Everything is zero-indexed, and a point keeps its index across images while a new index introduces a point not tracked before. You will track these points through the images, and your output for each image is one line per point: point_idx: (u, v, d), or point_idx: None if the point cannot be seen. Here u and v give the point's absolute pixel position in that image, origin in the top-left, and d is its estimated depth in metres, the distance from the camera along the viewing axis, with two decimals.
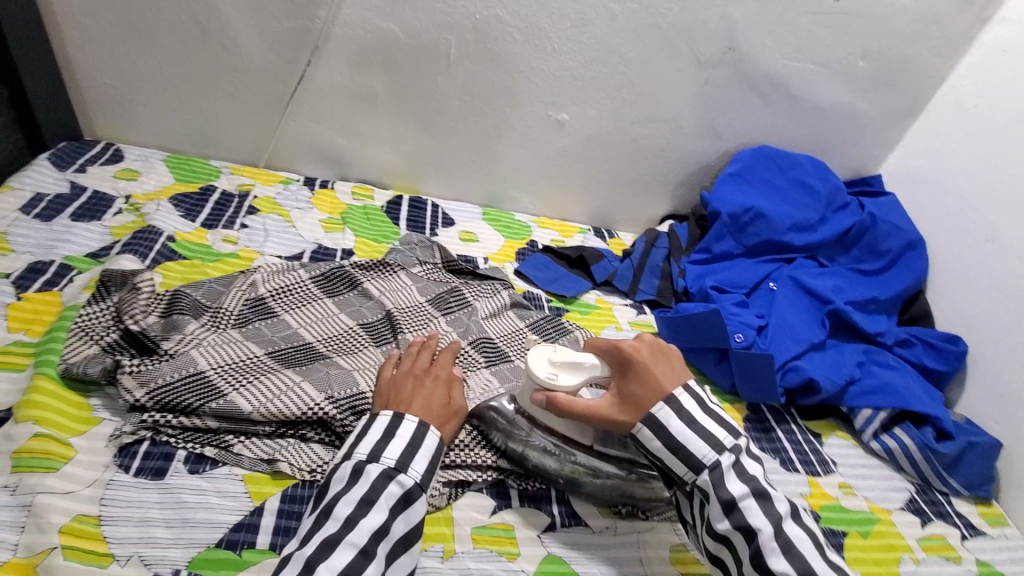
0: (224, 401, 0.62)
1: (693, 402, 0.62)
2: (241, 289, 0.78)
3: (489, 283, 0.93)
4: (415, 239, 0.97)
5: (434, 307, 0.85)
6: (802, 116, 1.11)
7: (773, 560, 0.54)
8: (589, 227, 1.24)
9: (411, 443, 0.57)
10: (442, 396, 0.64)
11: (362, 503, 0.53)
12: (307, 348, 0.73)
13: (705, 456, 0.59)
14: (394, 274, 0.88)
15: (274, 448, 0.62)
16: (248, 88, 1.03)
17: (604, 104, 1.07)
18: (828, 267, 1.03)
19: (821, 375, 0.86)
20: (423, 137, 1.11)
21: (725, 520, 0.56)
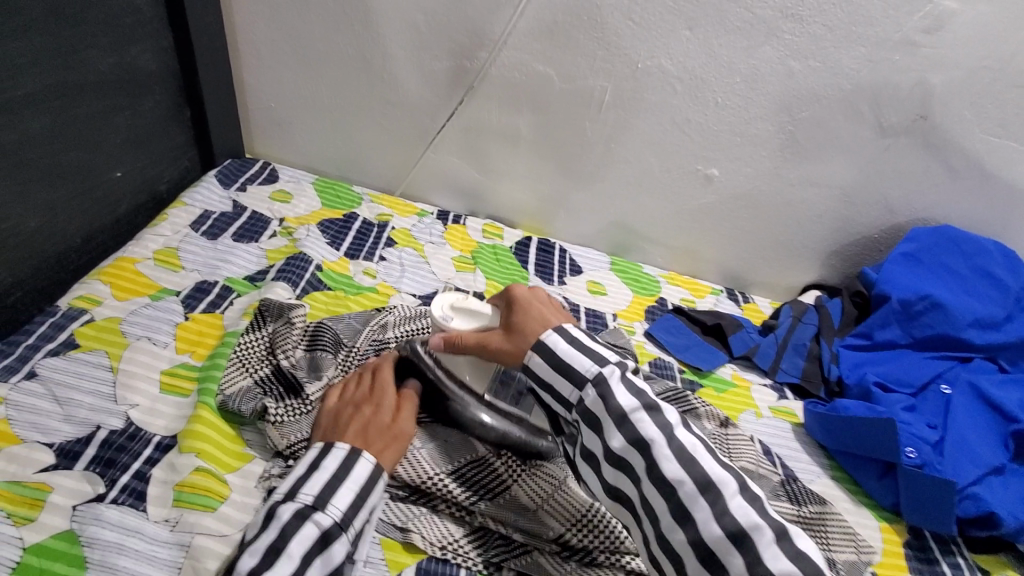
0: None
1: (580, 332, 0.59)
2: (372, 329, 0.77)
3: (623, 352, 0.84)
4: None
5: None
6: (997, 195, 0.96)
7: (665, 466, 0.49)
8: (720, 287, 1.16)
9: (336, 475, 0.51)
10: (382, 421, 0.57)
11: (268, 554, 0.45)
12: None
13: (588, 370, 0.55)
14: None
15: (408, 515, 0.64)
16: (398, 121, 1.06)
17: (761, 163, 0.99)
18: (1013, 374, 0.89)
19: (1004, 508, 0.74)
20: (559, 180, 1.08)
21: (617, 435, 0.52)
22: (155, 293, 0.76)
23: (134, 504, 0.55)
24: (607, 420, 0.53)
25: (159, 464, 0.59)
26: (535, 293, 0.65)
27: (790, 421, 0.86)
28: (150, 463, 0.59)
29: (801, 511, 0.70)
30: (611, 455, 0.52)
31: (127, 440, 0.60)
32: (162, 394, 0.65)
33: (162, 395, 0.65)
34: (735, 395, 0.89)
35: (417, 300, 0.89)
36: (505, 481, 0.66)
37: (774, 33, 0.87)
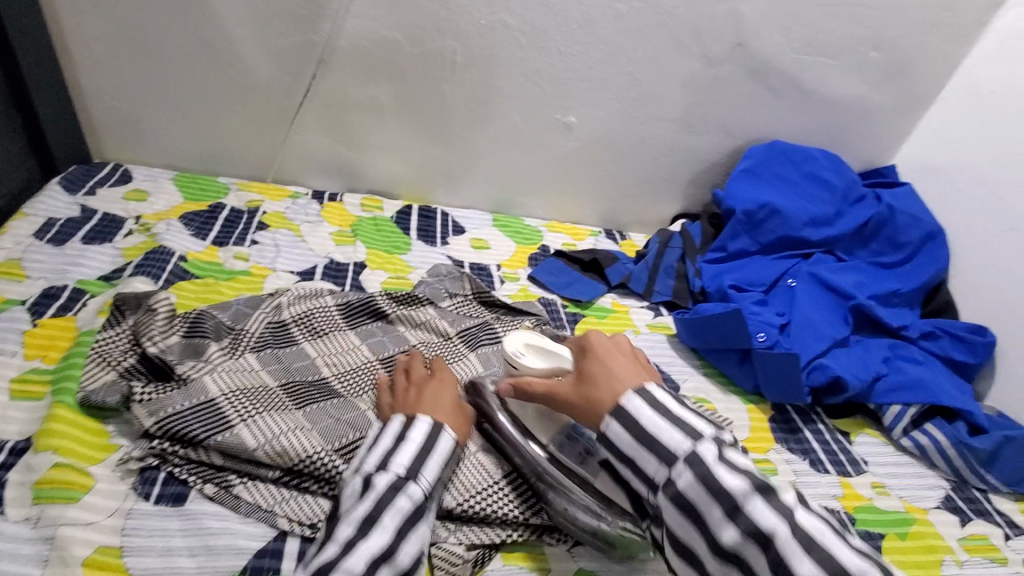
0: (230, 435, 0.61)
1: (667, 395, 0.56)
2: (265, 312, 0.78)
3: (523, 318, 0.90)
4: (444, 269, 0.94)
5: (464, 343, 0.83)
6: (814, 108, 1.09)
7: (748, 501, 0.47)
8: (600, 229, 1.24)
9: (422, 449, 0.57)
10: (451, 399, 0.65)
11: (364, 522, 0.50)
12: (325, 386, 0.71)
13: (679, 445, 0.52)
14: (420, 307, 0.86)
15: (276, 498, 0.59)
16: (255, 105, 1.03)
17: (611, 104, 1.07)
18: (847, 261, 1.01)
19: (847, 372, 0.83)
20: (430, 146, 1.10)
21: (685, 472, 0.51)
22: None
23: None
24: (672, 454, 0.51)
25: (16, 467, 0.57)
26: (619, 347, 0.62)
27: (666, 334, 0.95)
28: (5, 468, 0.56)
29: None
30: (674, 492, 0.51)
31: None
32: (14, 401, 0.62)
33: (14, 402, 0.62)
34: (615, 319, 0.96)
35: (295, 276, 0.88)
36: None
37: None
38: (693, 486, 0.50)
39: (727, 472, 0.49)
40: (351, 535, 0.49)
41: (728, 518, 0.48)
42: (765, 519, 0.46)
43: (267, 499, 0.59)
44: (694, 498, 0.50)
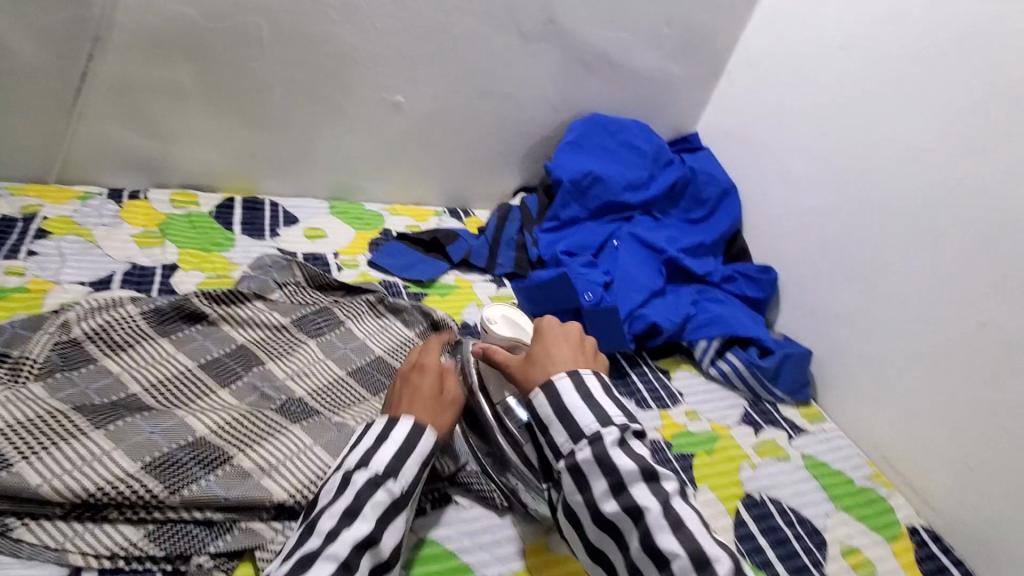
0: (9, 472, 0.53)
1: (596, 383, 0.62)
2: (49, 332, 0.68)
3: (362, 298, 0.87)
4: (269, 260, 0.89)
5: (301, 331, 0.79)
6: (625, 81, 1.19)
7: (660, 537, 0.52)
8: (444, 208, 1.25)
9: (403, 449, 0.58)
10: (433, 388, 0.64)
11: (346, 515, 0.53)
12: (132, 402, 0.64)
13: (587, 425, 0.57)
14: (247, 303, 0.79)
15: (67, 534, 0.53)
16: (17, 92, 0.88)
17: (437, 82, 1.07)
18: (662, 220, 1.13)
19: (662, 318, 0.94)
20: (249, 131, 1.02)
21: (612, 500, 0.55)
22: None
23: None
24: (595, 470, 0.56)
25: None
26: (564, 331, 0.67)
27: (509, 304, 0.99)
28: None
29: None
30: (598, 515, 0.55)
31: None
32: None
33: None
34: (457, 295, 0.98)
35: (88, 287, 0.78)
36: (226, 454, 0.61)
37: None
38: (620, 514, 0.54)
39: (666, 532, 0.53)
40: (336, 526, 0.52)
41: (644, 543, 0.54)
42: (682, 548, 0.53)
43: (53, 537, 0.53)
44: (619, 525, 0.55)
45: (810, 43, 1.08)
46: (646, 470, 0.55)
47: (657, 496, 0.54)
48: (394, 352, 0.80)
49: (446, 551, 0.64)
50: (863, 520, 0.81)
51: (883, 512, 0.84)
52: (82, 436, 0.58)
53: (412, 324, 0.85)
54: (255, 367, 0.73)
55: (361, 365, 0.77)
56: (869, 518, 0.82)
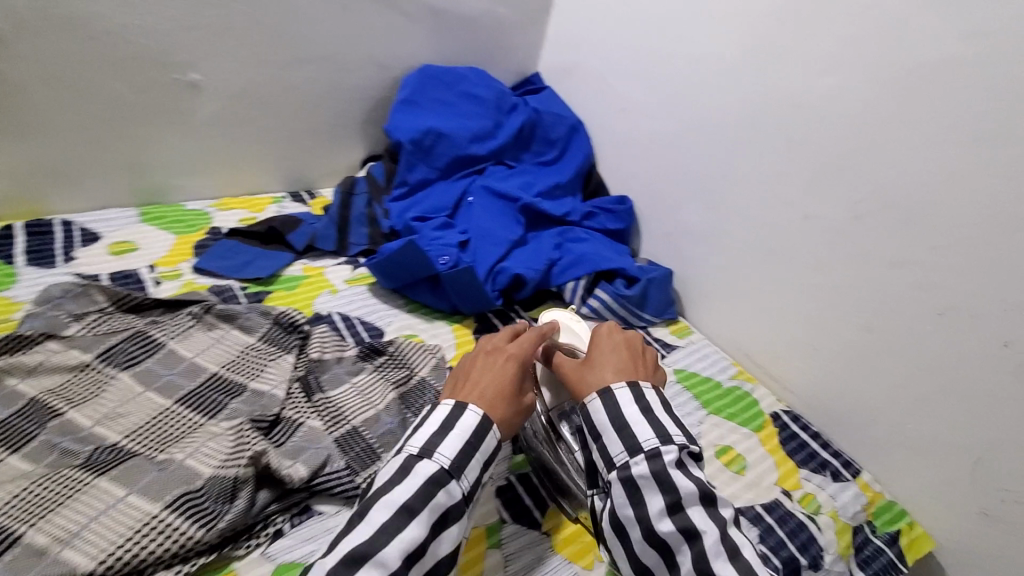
0: None
1: (656, 397, 0.60)
2: None
3: (185, 312, 0.76)
4: (59, 291, 0.74)
5: (110, 364, 0.68)
6: (453, 28, 1.13)
7: (717, 565, 0.51)
8: (285, 194, 1.13)
9: (469, 441, 0.55)
10: (509, 373, 0.61)
11: (402, 510, 0.49)
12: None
13: (646, 441, 0.56)
14: (35, 348, 0.67)
15: None
16: None
17: (238, 53, 0.95)
18: (515, 167, 1.10)
19: (526, 268, 0.92)
20: (11, 142, 0.85)
21: (668, 521, 0.53)
22: None
23: None
24: (654, 490, 0.54)
25: None
26: (620, 339, 0.66)
27: (367, 284, 0.93)
28: None
29: (413, 374, 0.76)
30: (653, 535, 0.53)
31: None
32: None
33: None
34: (307, 285, 0.90)
35: None
36: (15, 533, 0.51)
37: None
38: (674, 534, 0.53)
39: (699, 516, 0.53)
40: (386, 522, 0.49)
41: (666, 512, 0.53)
42: (699, 521, 0.53)
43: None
44: (671, 546, 0.53)
45: None
46: (706, 491, 0.54)
47: (715, 521, 0.53)
48: (231, 365, 0.71)
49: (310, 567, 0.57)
50: (733, 418, 0.87)
51: (749, 406, 0.90)
52: None
53: (252, 330, 0.76)
54: (52, 419, 0.61)
55: (190, 389, 0.68)
56: (737, 416, 0.88)
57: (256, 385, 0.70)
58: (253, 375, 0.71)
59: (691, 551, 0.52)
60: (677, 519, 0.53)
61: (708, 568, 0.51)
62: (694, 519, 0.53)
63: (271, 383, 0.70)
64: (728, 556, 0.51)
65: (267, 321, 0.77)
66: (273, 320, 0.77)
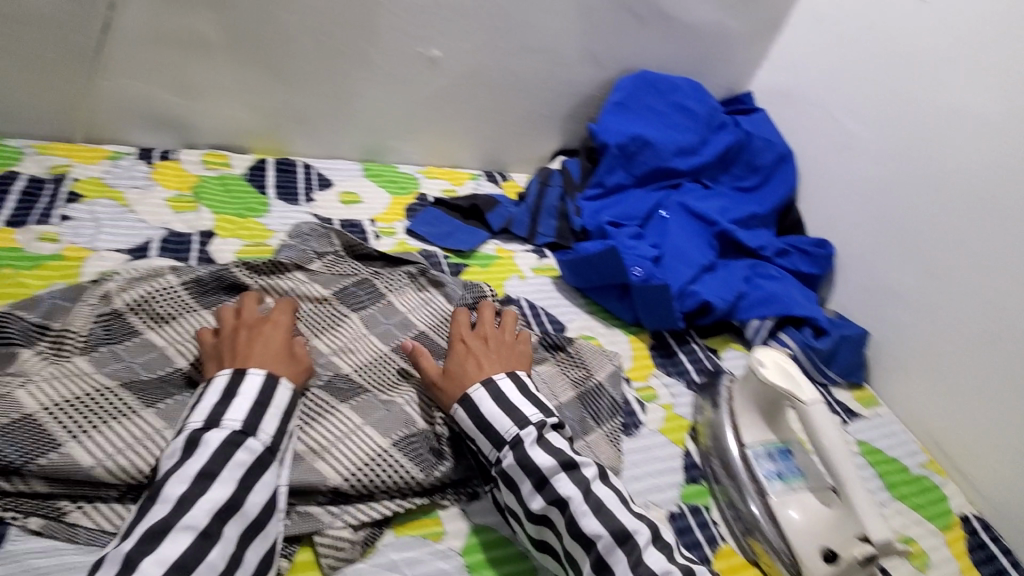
0: (59, 456, 0.53)
1: (511, 385, 0.65)
2: (91, 303, 0.66)
3: (403, 269, 0.84)
4: (307, 228, 0.85)
5: (341, 303, 0.77)
6: (677, 36, 1.10)
7: (584, 523, 0.55)
8: (480, 171, 1.19)
9: (258, 402, 0.56)
10: (282, 344, 0.63)
11: (198, 478, 0.50)
12: (177, 377, 0.63)
13: (507, 430, 0.61)
14: (286, 274, 0.77)
15: (123, 517, 0.54)
16: (37, 43, 0.82)
17: (478, 36, 0.99)
18: (712, 188, 1.07)
19: (716, 296, 0.89)
20: (279, 89, 0.97)
21: (537, 497, 0.58)
22: None
23: None
24: (524, 480, 0.59)
25: None
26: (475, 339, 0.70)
27: (552, 276, 0.95)
28: None
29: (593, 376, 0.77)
30: (529, 512, 0.59)
31: None
32: None
33: None
34: (499, 266, 0.94)
35: (125, 255, 0.75)
36: None
37: None
38: (546, 507, 0.58)
39: (564, 482, 0.58)
40: (185, 493, 0.50)
41: (536, 490, 0.58)
42: (565, 488, 0.57)
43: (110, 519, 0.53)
44: (549, 517, 0.58)
45: None
46: (565, 461, 0.59)
47: (576, 485, 0.57)
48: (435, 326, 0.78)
49: (502, 537, 0.63)
50: (919, 509, 0.79)
51: (937, 501, 0.82)
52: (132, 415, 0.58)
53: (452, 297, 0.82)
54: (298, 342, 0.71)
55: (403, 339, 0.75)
56: (924, 508, 0.80)
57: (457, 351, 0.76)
58: None
59: (561, 517, 0.57)
60: (545, 493, 0.58)
61: (579, 528, 0.56)
62: (561, 486, 0.57)
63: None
64: (593, 511, 0.56)
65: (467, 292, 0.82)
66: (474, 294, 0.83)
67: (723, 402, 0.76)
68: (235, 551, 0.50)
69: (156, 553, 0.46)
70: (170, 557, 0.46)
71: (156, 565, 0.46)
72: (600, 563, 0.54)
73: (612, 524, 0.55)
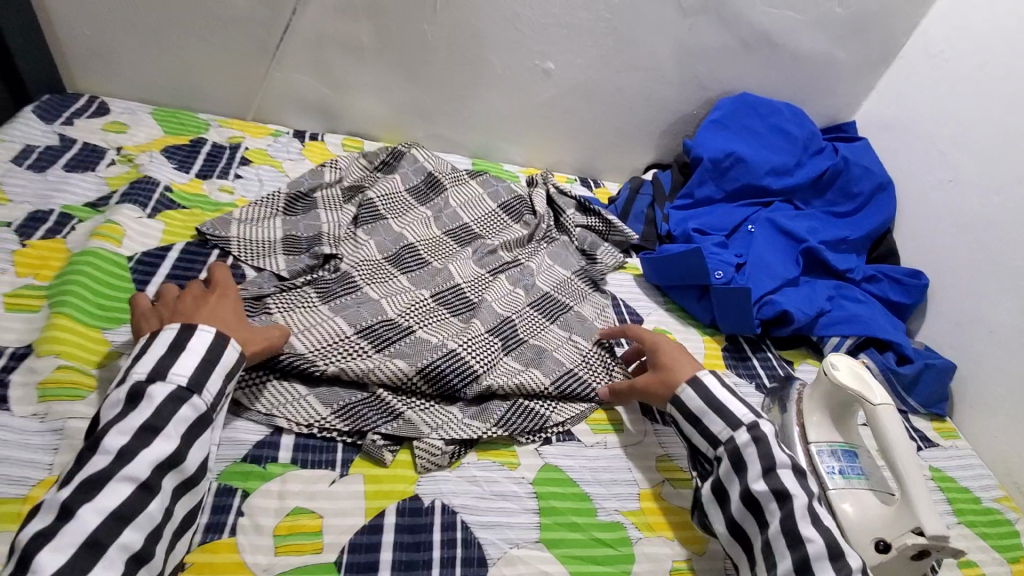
0: (314, 313, 0.74)
1: (715, 381, 0.66)
2: (332, 215, 0.89)
3: (501, 221, 1.00)
4: (451, 171, 1.04)
5: (454, 241, 0.94)
6: (782, 64, 1.15)
7: (804, 526, 0.55)
8: (575, 177, 1.28)
9: (206, 360, 0.54)
10: (235, 313, 0.62)
11: (141, 431, 0.49)
12: (404, 251, 0.88)
13: (743, 415, 0.62)
14: (413, 209, 0.97)
15: (291, 395, 0.64)
16: (234, 39, 1.03)
17: (590, 52, 1.09)
18: (803, 210, 1.09)
19: (795, 307, 0.91)
20: (411, 89, 1.12)
21: (762, 481, 0.58)
22: None
23: None
24: (754, 465, 0.59)
25: (19, 370, 0.59)
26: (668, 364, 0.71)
27: (632, 273, 1.02)
28: (7, 370, 0.59)
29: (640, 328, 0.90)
30: (745, 495, 0.59)
31: None
32: (8, 313, 0.64)
33: (7, 313, 0.64)
34: None
35: (284, 195, 0.90)
36: (409, 328, 0.75)
37: None
38: (766, 494, 0.57)
39: (789, 477, 0.58)
40: (124, 446, 0.48)
41: (760, 474, 0.59)
42: (790, 486, 0.57)
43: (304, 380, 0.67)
44: (763, 504, 0.58)
45: (998, 31, 0.97)
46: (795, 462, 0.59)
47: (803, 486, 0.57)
48: (524, 255, 0.95)
49: (569, 478, 0.67)
50: (985, 538, 0.77)
51: (1009, 535, 0.79)
52: (315, 307, 0.75)
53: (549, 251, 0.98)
54: (424, 265, 0.88)
55: (501, 265, 0.91)
56: (992, 538, 0.77)
57: (541, 279, 0.91)
58: (551, 278, 0.92)
59: (780, 511, 0.56)
60: (771, 481, 0.58)
61: (798, 533, 0.55)
62: (786, 481, 0.57)
63: (549, 279, 0.92)
64: (812, 520, 0.56)
65: (563, 240, 1.01)
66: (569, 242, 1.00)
67: (792, 404, 0.78)
68: (168, 505, 0.49)
69: (96, 500, 0.46)
70: (109, 506, 0.46)
71: (95, 512, 0.45)
72: (805, 564, 0.54)
73: (831, 538, 0.55)
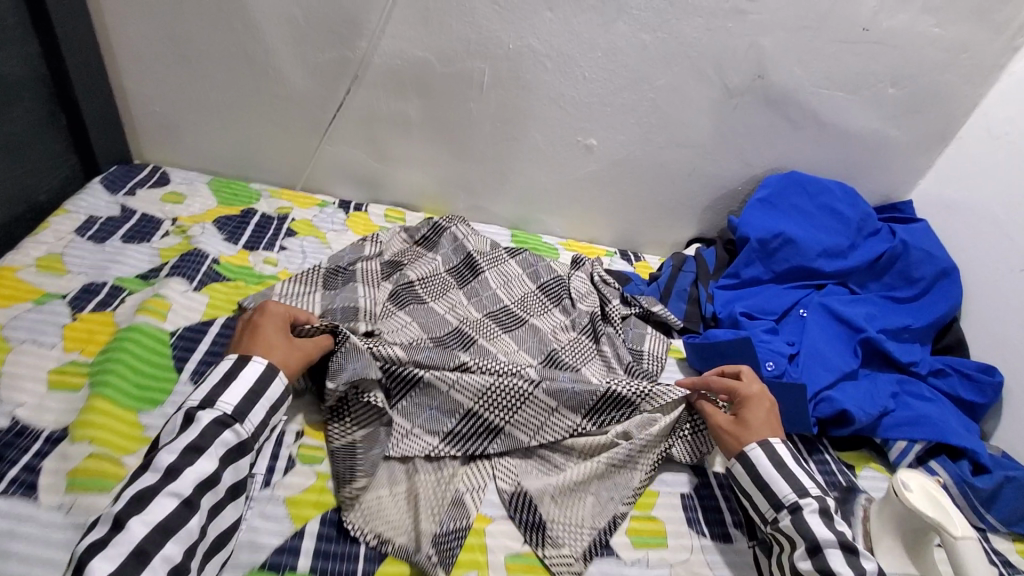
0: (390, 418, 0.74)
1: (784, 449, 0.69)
2: (371, 292, 0.89)
3: (543, 301, 0.99)
4: (491, 251, 1.03)
5: (497, 324, 0.92)
6: (832, 141, 1.11)
7: None
8: (615, 249, 1.26)
9: (253, 391, 0.63)
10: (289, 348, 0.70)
11: (187, 451, 0.57)
12: (452, 335, 0.88)
13: (786, 495, 0.65)
14: (451, 290, 0.96)
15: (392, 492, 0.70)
16: (290, 114, 1.07)
17: (632, 129, 1.09)
18: (859, 294, 1.03)
19: (855, 405, 0.84)
20: (456, 163, 1.14)
21: (807, 560, 0.61)
22: (40, 297, 0.75)
23: (25, 494, 0.56)
24: (800, 541, 0.63)
25: (51, 456, 0.59)
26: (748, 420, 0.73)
27: (676, 357, 0.96)
28: (41, 456, 0.59)
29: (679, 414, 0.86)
30: (797, 572, 0.62)
31: (14, 437, 0.60)
32: (50, 392, 0.65)
33: (51, 392, 0.65)
34: None
35: (322, 268, 0.91)
36: (493, 425, 0.76)
37: (624, 9, 0.96)
38: (813, 574, 0.61)
39: (839, 559, 0.60)
40: (172, 464, 0.56)
41: (807, 553, 0.62)
42: (836, 564, 0.59)
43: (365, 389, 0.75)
44: None
45: None
46: (846, 541, 0.61)
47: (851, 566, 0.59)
48: (569, 342, 0.91)
49: None
50: None
51: None
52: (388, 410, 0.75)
53: (595, 337, 0.93)
54: (468, 346, 0.87)
55: (551, 351, 0.89)
56: None
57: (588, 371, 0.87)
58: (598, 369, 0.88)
59: None
60: (816, 560, 0.61)
61: None
62: (833, 562, 0.60)
63: (599, 374, 0.87)
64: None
65: (610, 326, 0.95)
66: (615, 329, 0.95)
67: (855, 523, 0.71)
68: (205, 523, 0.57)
69: (144, 513, 0.53)
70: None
71: None
72: None
73: None
